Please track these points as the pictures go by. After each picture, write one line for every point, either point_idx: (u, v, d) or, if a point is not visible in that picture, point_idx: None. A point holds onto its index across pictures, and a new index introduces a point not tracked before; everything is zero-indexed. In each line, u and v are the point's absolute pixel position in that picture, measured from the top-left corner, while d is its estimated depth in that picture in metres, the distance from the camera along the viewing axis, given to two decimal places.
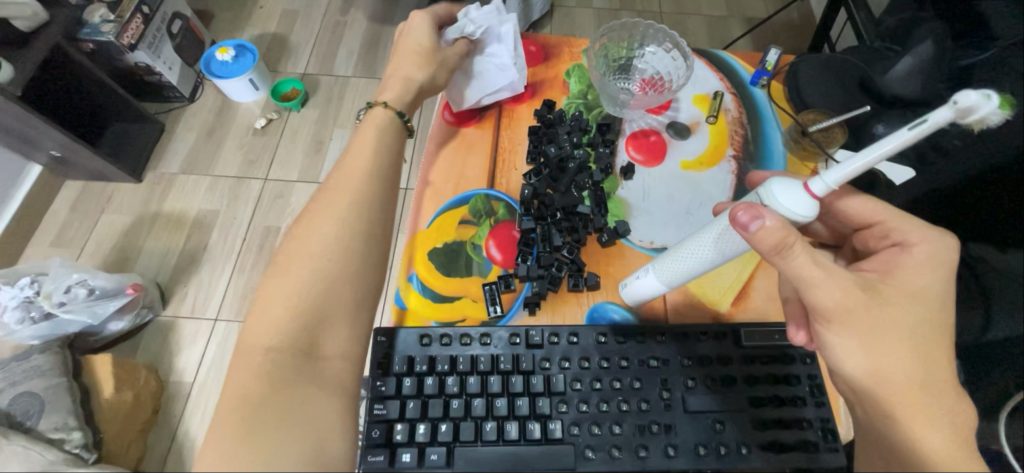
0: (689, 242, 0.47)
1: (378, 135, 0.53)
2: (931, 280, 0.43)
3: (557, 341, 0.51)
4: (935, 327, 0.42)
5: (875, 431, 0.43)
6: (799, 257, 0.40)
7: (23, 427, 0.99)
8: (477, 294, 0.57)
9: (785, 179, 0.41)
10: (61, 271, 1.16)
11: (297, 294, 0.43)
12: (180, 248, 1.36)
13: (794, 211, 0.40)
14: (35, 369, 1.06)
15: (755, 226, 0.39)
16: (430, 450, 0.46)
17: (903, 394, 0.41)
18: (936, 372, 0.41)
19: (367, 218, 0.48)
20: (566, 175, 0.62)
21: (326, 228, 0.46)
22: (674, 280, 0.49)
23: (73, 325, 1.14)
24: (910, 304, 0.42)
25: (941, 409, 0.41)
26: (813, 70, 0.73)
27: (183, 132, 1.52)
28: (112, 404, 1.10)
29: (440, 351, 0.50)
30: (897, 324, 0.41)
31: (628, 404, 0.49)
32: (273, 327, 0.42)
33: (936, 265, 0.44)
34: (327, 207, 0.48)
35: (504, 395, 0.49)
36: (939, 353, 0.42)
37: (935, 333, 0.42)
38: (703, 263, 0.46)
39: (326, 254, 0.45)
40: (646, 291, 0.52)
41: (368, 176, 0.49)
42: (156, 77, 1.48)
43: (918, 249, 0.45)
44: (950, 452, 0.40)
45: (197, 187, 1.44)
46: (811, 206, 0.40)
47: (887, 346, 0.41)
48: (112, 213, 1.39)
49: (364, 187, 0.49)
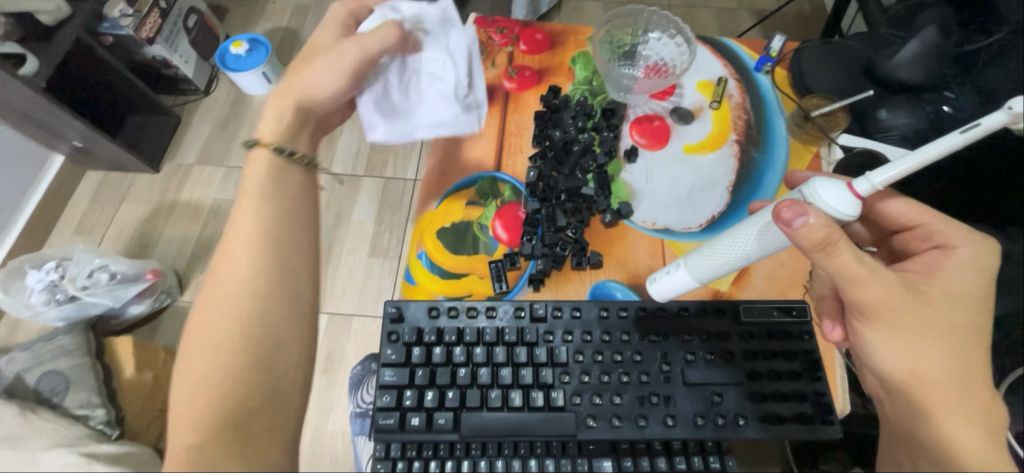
0: (725, 236, 0.47)
1: (273, 187, 0.47)
2: (970, 281, 0.44)
3: (559, 315, 0.53)
4: (973, 330, 0.43)
5: (908, 433, 0.43)
6: (843, 256, 0.40)
7: (51, 403, 1.05)
8: (483, 271, 0.59)
9: (828, 179, 0.42)
10: (84, 255, 1.21)
11: (206, 385, 0.38)
12: (196, 237, 1.40)
13: (840, 210, 0.41)
14: (60, 349, 1.10)
15: (798, 223, 0.40)
16: (438, 414, 0.49)
17: (941, 393, 0.42)
18: (972, 375, 0.42)
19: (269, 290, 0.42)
20: (571, 158, 0.64)
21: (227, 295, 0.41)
22: (708, 275, 0.49)
23: (95, 307, 1.19)
24: (951, 306, 0.43)
25: (977, 411, 0.41)
26: (816, 55, 0.72)
27: (199, 123, 1.56)
28: (133, 384, 1.15)
29: (448, 323, 0.52)
30: (936, 326, 0.42)
31: (629, 376, 0.51)
32: (202, 420, 0.37)
33: (981, 266, 0.45)
34: (220, 277, 0.42)
35: (508, 365, 0.51)
36: (976, 359, 0.42)
37: (973, 335, 0.43)
38: (741, 258, 0.47)
39: (225, 340, 0.40)
40: (678, 286, 0.51)
41: (265, 236, 0.44)
42: (172, 70, 1.52)
43: (961, 252, 0.46)
44: (982, 450, 0.40)
45: (211, 178, 1.48)
46: (855, 206, 0.41)
47: (925, 345, 0.42)
48: (131, 203, 1.44)
49: (261, 251, 0.43)
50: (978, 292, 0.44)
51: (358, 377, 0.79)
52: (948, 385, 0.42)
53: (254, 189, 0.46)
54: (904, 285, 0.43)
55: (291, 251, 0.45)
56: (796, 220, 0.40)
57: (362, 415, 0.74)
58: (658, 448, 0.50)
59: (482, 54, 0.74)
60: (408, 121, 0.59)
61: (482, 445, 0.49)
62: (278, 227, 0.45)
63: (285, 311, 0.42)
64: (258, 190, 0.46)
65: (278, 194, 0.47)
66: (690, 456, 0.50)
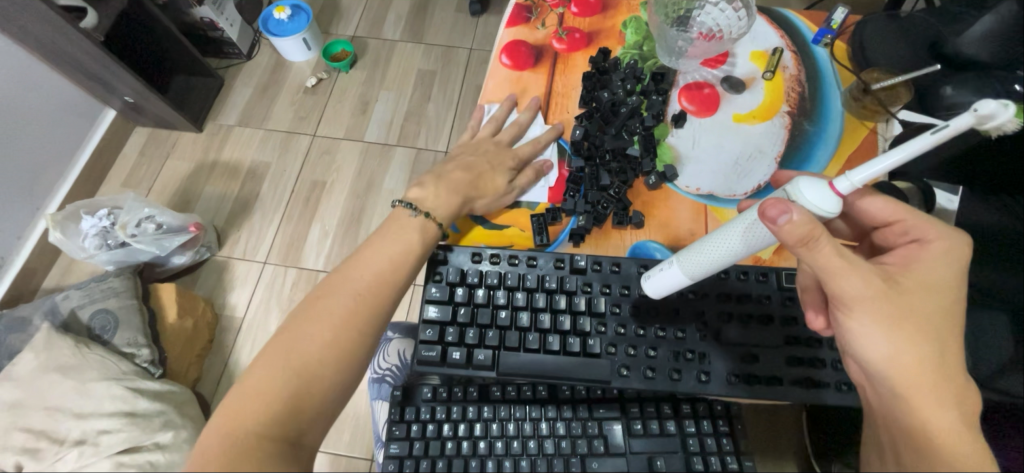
0: (714, 235, 0.45)
1: (398, 245, 0.52)
2: (947, 275, 0.43)
3: (599, 268, 0.54)
4: (947, 315, 0.41)
5: (888, 421, 0.41)
6: (825, 250, 0.40)
7: (102, 339, 1.12)
8: (525, 225, 0.60)
9: (810, 177, 0.41)
10: (134, 204, 1.26)
11: (280, 383, 0.43)
12: (234, 196, 1.45)
13: (821, 208, 0.39)
14: (112, 290, 1.16)
15: (783, 219, 0.39)
16: (477, 351, 0.51)
17: (917, 381, 0.40)
18: (948, 360, 0.40)
19: (347, 339, 0.47)
20: (618, 118, 0.64)
21: (328, 314, 0.47)
22: (698, 272, 0.46)
23: (143, 255, 1.25)
24: (926, 294, 0.42)
25: (947, 393, 0.40)
26: (883, 29, 0.68)
27: (241, 86, 1.61)
28: (175, 330, 1.20)
29: (491, 268, 0.54)
30: (915, 315, 0.41)
31: (665, 331, 0.51)
32: (254, 412, 0.41)
33: (953, 259, 0.43)
34: (336, 292, 0.49)
35: (547, 311, 0.52)
36: (955, 355, 0.41)
37: (948, 321, 0.41)
38: (729, 257, 0.44)
39: (317, 351, 0.45)
40: (668, 284, 0.49)
41: (371, 292, 0.49)
42: (218, 32, 1.56)
43: (937, 246, 0.44)
44: (953, 436, 0.39)
45: (250, 140, 1.52)
46: (835, 204, 0.39)
47: (905, 331, 0.40)
48: (175, 160, 1.50)
49: (357, 305, 0.48)
50: (957, 287, 0.43)
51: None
52: (928, 383, 0.40)
53: (380, 248, 0.52)
54: (881, 274, 0.42)
55: (378, 311, 0.49)
56: (779, 217, 0.39)
57: (379, 380, 0.74)
58: (666, 412, 0.58)
59: (532, 15, 0.74)
60: None
61: (495, 408, 0.59)
62: (390, 278, 0.51)
63: (357, 360, 0.47)
64: (394, 234, 0.53)
65: (395, 258, 0.52)
66: (698, 419, 0.58)
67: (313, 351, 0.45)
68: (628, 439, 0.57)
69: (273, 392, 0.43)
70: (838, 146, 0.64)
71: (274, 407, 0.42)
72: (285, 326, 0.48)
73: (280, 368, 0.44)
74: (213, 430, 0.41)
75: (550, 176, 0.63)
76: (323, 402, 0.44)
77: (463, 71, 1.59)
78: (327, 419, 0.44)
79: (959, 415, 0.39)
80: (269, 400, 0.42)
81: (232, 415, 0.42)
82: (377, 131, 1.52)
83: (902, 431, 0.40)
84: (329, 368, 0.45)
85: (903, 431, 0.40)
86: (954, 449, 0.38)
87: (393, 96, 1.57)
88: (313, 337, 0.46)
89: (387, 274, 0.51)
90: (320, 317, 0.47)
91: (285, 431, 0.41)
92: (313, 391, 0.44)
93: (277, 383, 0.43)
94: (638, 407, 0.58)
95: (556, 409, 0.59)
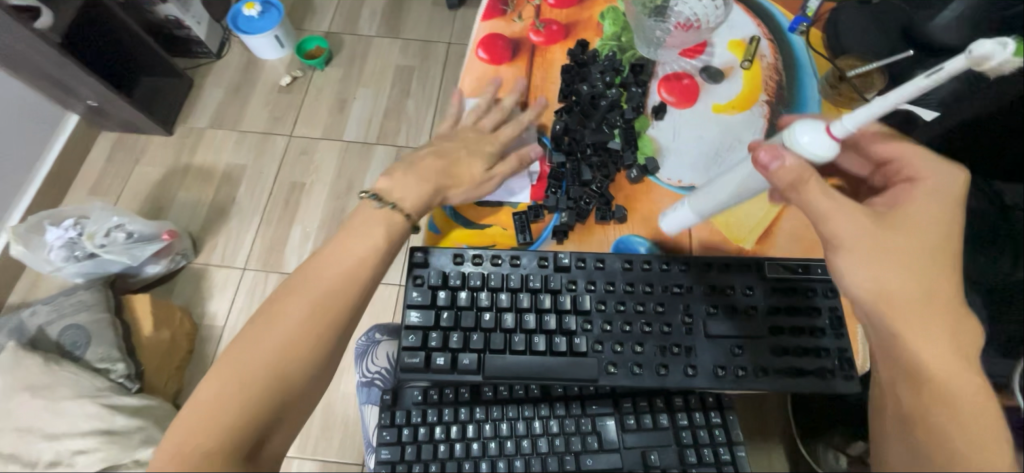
0: (721, 180, 0.51)
1: (367, 242, 0.50)
2: (938, 213, 0.43)
3: (583, 265, 0.53)
4: (939, 251, 0.41)
5: (885, 358, 0.42)
6: (814, 193, 0.43)
7: (73, 356, 1.07)
8: (507, 223, 0.59)
9: (809, 120, 0.43)
10: (102, 213, 1.21)
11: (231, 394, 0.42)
12: (209, 200, 1.40)
13: (814, 154, 0.42)
14: (82, 303, 1.11)
15: (775, 166, 0.44)
16: (462, 355, 0.49)
17: (910, 316, 0.40)
18: (941, 295, 0.40)
19: (310, 348, 0.45)
20: (598, 112, 0.63)
21: (284, 322, 0.45)
22: (706, 212, 0.53)
23: (114, 265, 1.20)
24: (918, 231, 0.42)
25: (942, 328, 0.40)
26: (854, 16, 0.69)
27: (212, 87, 1.55)
28: (152, 342, 1.17)
29: (473, 269, 0.53)
30: (904, 253, 0.41)
31: (651, 327, 0.51)
32: (208, 427, 0.40)
33: (945, 197, 0.44)
34: (295, 298, 0.47)
35: (533, 311, 0.51)
36: (950, 290, 0.41)
37: (941, 257, 0.41)
38: (732, 198, 0.51)
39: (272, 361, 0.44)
40: (681, 222, 0.56)
41: (337, 295, 0.47)
42: (184, 31, 1.50)
43: (927, 184, 0.44)
44: (946, 366, 0.39)
45: (224, 142, 1.47)
46: (831, 147, 0.42)
47: (894, 267, 0.41)
48: (145, 165, 1.44)
49: (324, 308, 0.47)
50: (949, 223, 0.43)
51: (362, 347, 0.76)
52: (922, 320, 0.40)
53: (347, 245, 0.50)
54: (869, 213, 0.43)
55: (346, 315, 0.48)
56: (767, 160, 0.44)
57: (368, 384, 0.73)
58: (659, 406, 0.58)
59: (509, 7, 0.72)
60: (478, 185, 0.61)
61: (488, 409, 0.58)
62: (351, 282, 0.48)
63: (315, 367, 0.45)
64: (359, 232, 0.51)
65: (359, 262, 0.49)
66: (690, 411, 0.58)
67: (278, 357, 0.44)
68: (622, 434, 0.57)
69: (237, 401, 0.41)
70: None
71: (239, 415, 0.41)
72: (244, 332, 0.46)
73: (239, 379, 0.42)
74: (168, 442, 0.40)
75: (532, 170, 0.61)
76: (290, 407, 0.44)
77: (442, 67, 1.56)
78: (291, 425, 0.44)
79: (954, 347, 0.39)
80: (232, 409, 0.41)
81: (189, 429, 0.40)
82: (355, 130, 1.48)
83: (897, 365, 0.41)
84: (296, 376, 0.44)
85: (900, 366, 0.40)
86: (946, 379, 0.39)
87: (371, 93, 1.53)
88: (278, 343, 0.44)
89: (354, 274, 0.49)
90: (283, 323, 0.45)
91: (249, 437, 0.41)
92: (279, 397, 0.43)
93: (241, 392, 0.42)
94: (631, 402, 0.58)
95: (549, 406, 0.58)
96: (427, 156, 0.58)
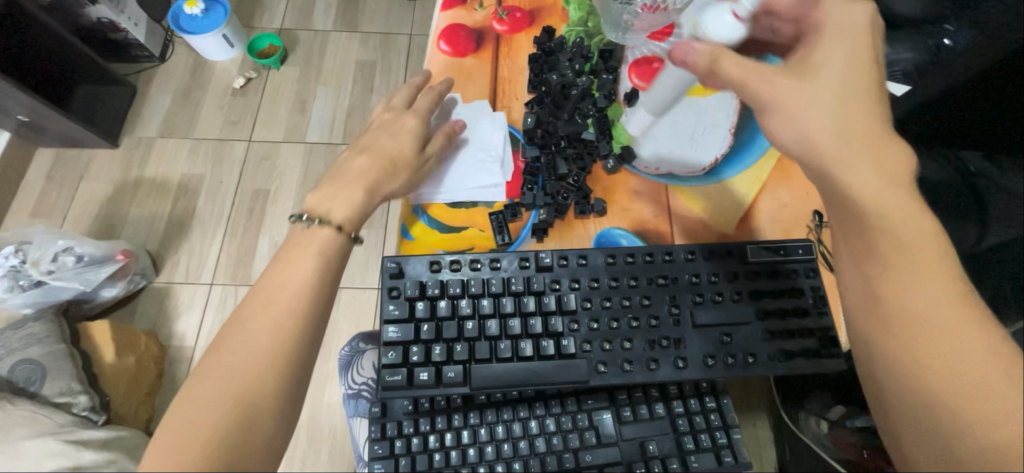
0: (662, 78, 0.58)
1: (320, 256, 0.46)
2: (850, 50, 0.43)
3: (565, 263, 0.51)
4: (854, 88, 0.42)
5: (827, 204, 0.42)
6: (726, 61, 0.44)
7: (28, 392, 0.97)
8: (484, 224, 0.57)
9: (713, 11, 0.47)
10: (45, 237, 1.11)
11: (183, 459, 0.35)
12: (166, 215, 1.32)
13: (730, 34, 0.46)
14: (32, 337, 1.02)
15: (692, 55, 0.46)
16: (447, 368, 0.47)
17: (836, 156, 0.40)
18: (864, 129, 0.41)
19: (273, 387, 0.40)
20: (569, 102, 0.60)
21: (240, 361, 0.40)
22: (659, 107, 0.59)
23: (66, 292, 1.11)
24: (832, 71, 0.42)
25: (868, 159, 0.40)
26: None
27: (158, 93, 1.45)
28: (115, 369, 1.08)
29: (452, 276, 0.50)
30: (826, 115, 0.41)
31: (638, 321, 0.50)
32: None
33: (855, 32, 0.44)
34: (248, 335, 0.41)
35: (517, 315, 0.49)
36: (867, 120, 0.41)
37: (858, 93, 0.42)
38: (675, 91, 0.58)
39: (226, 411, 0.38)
40: (640, 124, 0.61)
41: (297, 311, 0.43)
42: (121, 34, 1.38)
43: (832, 26, 0.45)
44: (880, 194, 0.39)
45: (177, 151, 1.38)
46: (739, 26, 0.46)
47: (813, 112, 0.41)
48: (91, 181, 1.34)
49: (290, 326, 0.42)
50: (862, 58, 0.43)
51: (347, 358, 0.73)
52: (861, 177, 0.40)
53: (298, 259, 0.46)
54: (789, 73, 0.43)
55: (311, 332, 0.43)
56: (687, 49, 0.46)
57: (356, 396, 0.70)
58: (653, 395, 0.57)
59: None
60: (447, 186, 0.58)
61: (482, 413, 0.56)
62: (309, 307, 0.44)
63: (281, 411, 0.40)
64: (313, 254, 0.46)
65: (317, 281, 0.45)
66: (685, 398, 0.57)
67: (240, 387, 0.39)
68: (619, 427, 0.56)
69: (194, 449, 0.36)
70: None
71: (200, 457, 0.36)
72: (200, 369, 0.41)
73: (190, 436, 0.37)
74: None
75: (507, 170, 0.59)
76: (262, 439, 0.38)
77: (405, 59, 1.50)
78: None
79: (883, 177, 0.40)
80: (189, 454, 0.36)
81: None
82: (319, 131, 1.41)
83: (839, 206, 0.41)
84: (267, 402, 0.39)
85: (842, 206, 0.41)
86: (881, 209, 0.39)
87: (332, 91, 1.46)
88: (240, 372, 0.40)
89: (313, 291, 0.44)
90: (235, 361, 0.40)
91: None
92: (246, 432, 0.38)
93: (199, 433, 0.37)
94: (625, 394, 0.57)
95: (543, 405, 0.57)
96: (385, 152, 0.54)
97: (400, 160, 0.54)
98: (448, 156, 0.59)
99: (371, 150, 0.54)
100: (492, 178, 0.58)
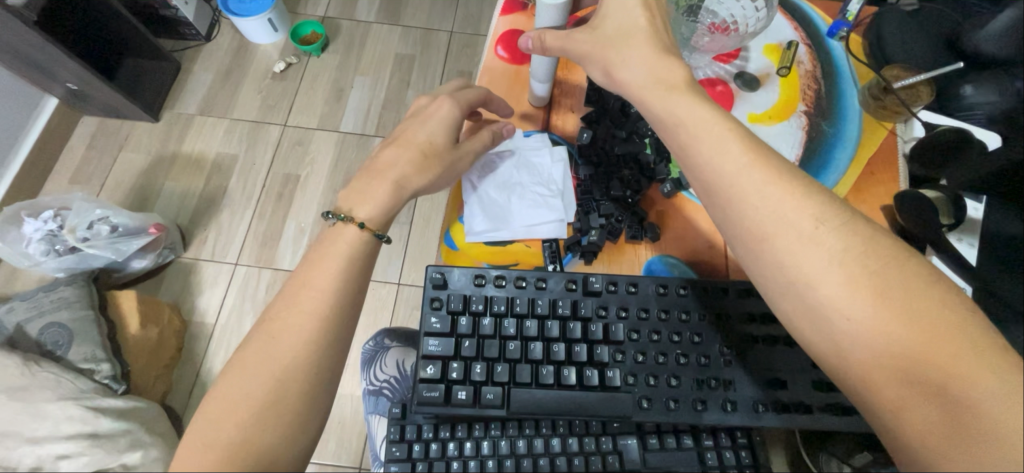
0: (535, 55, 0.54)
1: (346, 265, 0.43)
2: (645, 24, 0.47)
3: (614, 290, 0.49)
4: (669, 60, 0.45)
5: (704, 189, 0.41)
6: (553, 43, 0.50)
7: (55, 355, 0.99)
8: (532, 241, 0.56)
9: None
10: (84, 205, 1.12)
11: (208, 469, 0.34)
12: (198, 191, 1.33)
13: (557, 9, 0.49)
14: (63, 300, 1.04)
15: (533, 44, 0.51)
16: (485, 389, 0.46)
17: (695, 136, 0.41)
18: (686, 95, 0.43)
19: (296, 397, 0.38)
20: (628, 121, 0.58)
21: (265, 368, 0.38)
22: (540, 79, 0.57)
23: (98, 260, 1.12)
24: (627, 40, 0.47)
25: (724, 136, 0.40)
26: (899, 22, 0.65)
27: (201, 71, 1.47)
28: (138, 340, 1.09)
29: (496, 293, 0.48)
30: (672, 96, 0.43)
31: (687, 358, 0.47)
32: None
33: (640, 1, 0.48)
34: (272, 342, 0.39)
35: (561, 340, 0.48)
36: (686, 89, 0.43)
37: (671, 66, 0.45)
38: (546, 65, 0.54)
39: (248, 420, 0.36)
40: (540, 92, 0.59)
41: (335, 312, 0.41)
42: (172, 11, 1.40)
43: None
44: (737, 163, 0.39)
45: (214, 130, 1.40)
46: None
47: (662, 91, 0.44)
48: (130, 151, 1.36)
49: (313, 339, 0.40)
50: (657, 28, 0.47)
51: (370, 353, 0.71)
52: (755, 168, 0.39)
53: (324, 265, 0.43)
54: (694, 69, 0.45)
55: (340, 341, 0.41)
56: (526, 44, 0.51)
57: (376, 393, 0.68)
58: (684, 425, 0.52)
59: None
60: (507, 219, 0.56)
61: (503, 426, 0.52)
62: (333, 319, 0.41)
63: (307, 424, 0.38)
64: (340, 258, 0.44)
65: (346, 287, 0.42)
66: (716, 432, 0.52)
67: (270, 388, 0.37)
68: (644, 454, 0.51)
69: (213, 458, 0.35)
70: (857, 151, 0.60)
71: (220, 464, 0.34)
72: (227, 372, 0.39)
73: (211, 447, 0.35)
74: None
75: (568, 207, 0.57)
76: (274, 465, 0.36)
77: (443, 56, 1.50)
78: None
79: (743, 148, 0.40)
80: (213, 452, 0.35)
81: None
82: (353, 120, 1.42)
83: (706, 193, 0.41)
84: (288, 415, 0.37)
85: (710, 194, 0.40)
86: (741, 180, 0.38)
87: (369, 82, 1.46)
88: (269, 373, 0.38)
89: (344, 299, 0.42)
90: (259, 368, 0.38)
91: None
92: (262, 445, 0.36)
93: (223, 432, 0.36)
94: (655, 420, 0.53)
95: (566, 424, 0.52)
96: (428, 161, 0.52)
97: (414, 167, 0.50)
98: (506, 191, 0.58)
99: (387, 156, 0.51)
100: (554, 214, 0.56)
